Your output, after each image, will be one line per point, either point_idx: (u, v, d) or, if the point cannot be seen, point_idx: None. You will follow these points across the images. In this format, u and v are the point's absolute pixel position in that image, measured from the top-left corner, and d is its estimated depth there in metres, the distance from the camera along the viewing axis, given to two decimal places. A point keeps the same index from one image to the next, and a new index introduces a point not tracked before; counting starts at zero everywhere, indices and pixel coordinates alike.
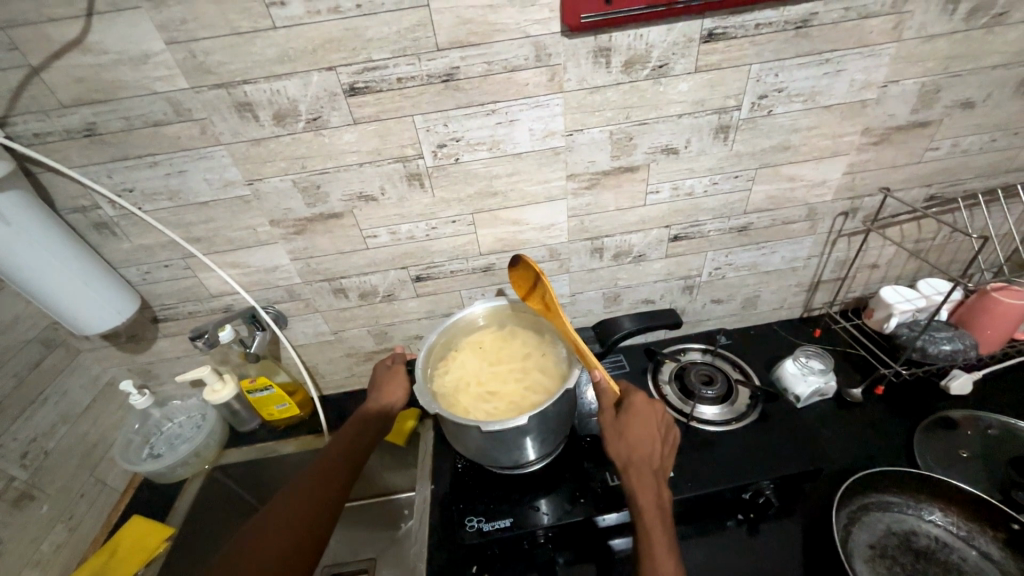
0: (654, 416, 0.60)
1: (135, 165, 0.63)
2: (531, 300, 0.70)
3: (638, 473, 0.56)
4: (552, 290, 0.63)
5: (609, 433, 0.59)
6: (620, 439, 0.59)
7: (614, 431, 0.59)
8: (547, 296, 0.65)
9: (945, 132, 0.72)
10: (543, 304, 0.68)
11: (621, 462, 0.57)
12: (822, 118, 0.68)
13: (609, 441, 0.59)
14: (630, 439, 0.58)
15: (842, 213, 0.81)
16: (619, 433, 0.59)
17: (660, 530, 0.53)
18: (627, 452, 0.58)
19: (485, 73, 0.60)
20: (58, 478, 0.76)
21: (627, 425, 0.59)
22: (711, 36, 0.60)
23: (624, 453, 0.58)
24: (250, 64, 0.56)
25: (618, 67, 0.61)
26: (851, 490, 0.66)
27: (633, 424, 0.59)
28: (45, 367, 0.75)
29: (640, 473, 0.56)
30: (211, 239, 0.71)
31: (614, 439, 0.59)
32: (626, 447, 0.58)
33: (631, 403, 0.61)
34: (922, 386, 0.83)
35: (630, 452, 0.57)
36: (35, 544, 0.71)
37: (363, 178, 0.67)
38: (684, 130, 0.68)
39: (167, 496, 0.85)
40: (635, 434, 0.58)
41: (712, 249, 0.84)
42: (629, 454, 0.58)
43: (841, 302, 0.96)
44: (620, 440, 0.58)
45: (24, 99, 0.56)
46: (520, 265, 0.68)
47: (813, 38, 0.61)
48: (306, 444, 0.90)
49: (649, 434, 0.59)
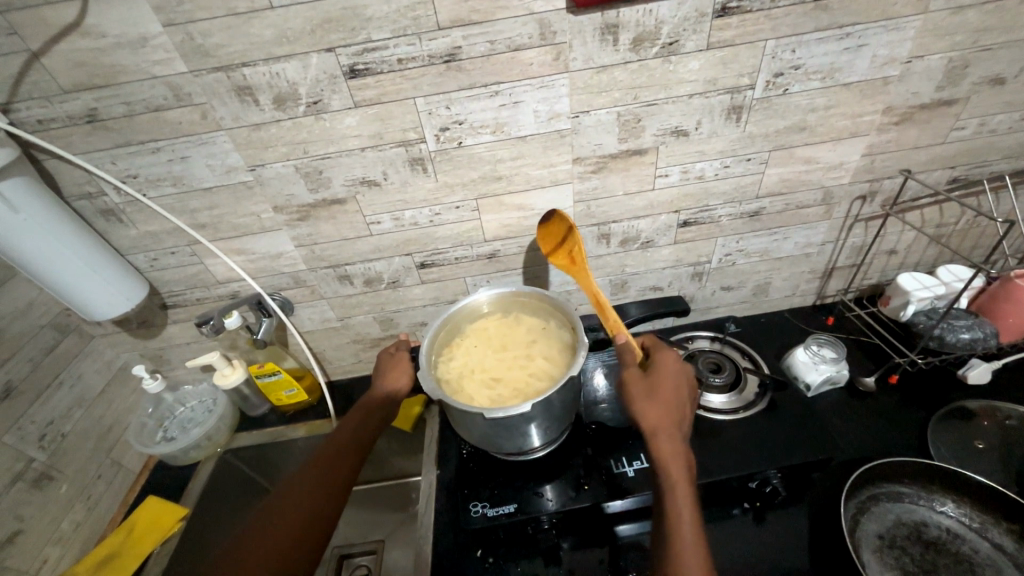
0: (682, 379, 0.59)
1: (138, 151, 0.63)
2: (556, 256, 0.73)
3: (666, 434, 0.54)
4: (581, 243, 0.67)
5: (637, 392, 0.58)
6: (648, 399, 0.57)
7: (643, 390, 0.58)
8: (574, 248, 0.69)
9: (971, 110, 0.69)
10: (567, 258, 0.71)
11: (648, 421, 0.55)
12: (840, 96, 0.65)
13: (636, 400, 0.57)
14: (659, 399, 0.56)
15: (859, 197, 0.78)
16: (646, 392, 0.57)
17: (685, 491, 0.50)
18: (655, 411, 0.55)
19: (488, 53, 0.58)
20: (74, 460, 0.78)
21: (654, 385, 0.58)
22: (724, 10, 0.57)
23: (651, 414, 0.55)
24: (249, 46, 0.55)
25: (626, 45, 0.59)
26: (861, 480, 0.65)
27: (661, 385, 0.58)
28: (60, 352, 0.77)
29: (667, 435, 0.53)
30: (216, 225, 0.71)
31: (642, 397, 0.57)
32: (655, 406, 0.56)
33: (656, 363, 0.61)
34: (938, 376, 0.81)
35: (659, 413, 0.55)
36: (55, 523, 0.74)
37: (366, 163, 0.66)
38: (695, 110, 0.65)
39: (181, 477, 0.87)
40: (663, 396, 0.57)
41: (722, 235, 0.82)
42: (656, 413, 0.55)
43: (855, 289, 0.94)
44: (648, 399, 0.57)
45: (26, 85, 0.56)
46: (554, 218, 0.72)
47: (833, 11, 0.58)
48: (315, 428, 0.91)
49: (676, 394, 0.57)
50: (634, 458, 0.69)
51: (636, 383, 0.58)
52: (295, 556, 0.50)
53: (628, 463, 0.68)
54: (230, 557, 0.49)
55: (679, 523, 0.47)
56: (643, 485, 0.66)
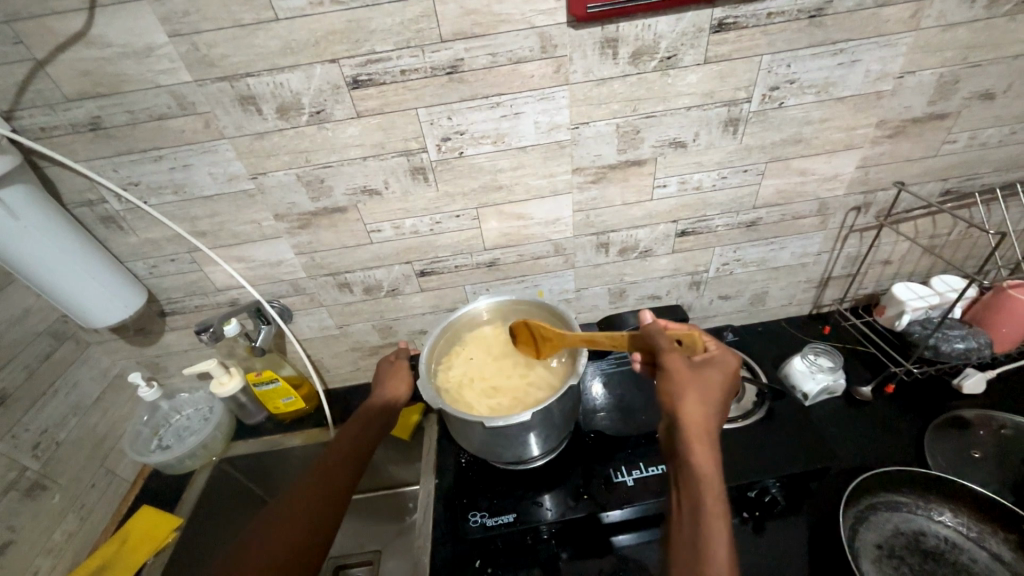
0: (724, 381, 0.52)
1: (140, 159, 0.63)
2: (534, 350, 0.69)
3: (702, 434, 0.47)
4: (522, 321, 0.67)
5: (678, 384, 0.50)
6: (687, 392, 0.50)
7: (681, 381, 0.51)
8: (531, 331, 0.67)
9: (962, 124, 0.70)
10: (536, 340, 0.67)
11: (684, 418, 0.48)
12: (835, 109, 0.67)
13: (676, 393, 0.50)
14: (700, 397, 0.50)
15: (854, 208, 0.79)
16: (685, 384, 0.50)
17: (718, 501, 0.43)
18: (694, 407, 0.48)
19: (489, 65, 0.59)
20: (68, 469, 0.77)
21: (697, 381, 0.51)
22: (721, 26, 0.58)
23: (693, 412, 0.48)
24: (253, 57, 0.55)
25: (625, 58, 0.60)
26: (860, 490, 0.65)
27: (702, 380, 0.51)
28: (55, 359, 0.76)
29: (702, 433, 0.47)
30: (217, 233, 0.72)
31: (682, 390, 0.50)
32: (695, 402, 0.49)
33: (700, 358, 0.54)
34: (933, 385, 0.82)
35: (698, 410, 0.48)
36: (47, 533, 0.72)
37: (367, 172, 0.67)
38: (693, 123, 0.66)
39: (176, 486, 0.87)
40: (704, 393, 0.50)
41: (719, 245, 0.83)
42: (695, 409, 0.48)
43: (851, 298, 0.94)
44: (687, 393, 0.50)
45: (30, 93, 0.56)
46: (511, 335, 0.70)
47: (827, 27, 0.59)
48: (312, 436, 0.91)
49: (716, 394, 0.51)
50: (633, 467, 0.69)
51: (673, 373, 0.51)
52: (296, 560, 0.50)
53: (628, 472, 0.68)
54: (231, 562, 0.49)
55: (709, 536, 0.40)
56: (643, 494, 0.66)
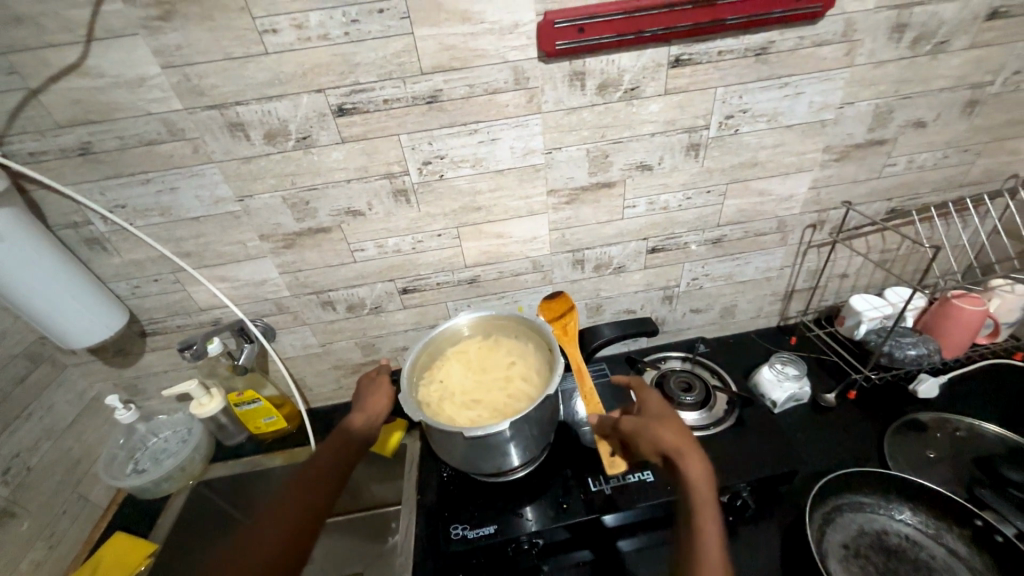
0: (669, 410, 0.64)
1: (127, 182, 0.64)
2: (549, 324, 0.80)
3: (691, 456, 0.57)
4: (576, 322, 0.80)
5: (643, 424, 0.62)
6: (663, 425, 0.60)
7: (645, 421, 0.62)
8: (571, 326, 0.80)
9: (900, 149, 0.77)
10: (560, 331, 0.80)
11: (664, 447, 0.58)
12: (785, 136, 0.73)
13: (647, 430, 0.61)
14: (662, 427, 0.60)
15: (810, 225, 0.86)
16: (659, 420, 0.62)
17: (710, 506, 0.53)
18: (671, 433, 0.59)
19: (467, 96, 0.63)
20: (39, 495, 0.75)
21: (655, 416, 0.63)
22: (678, 61, 0.64)
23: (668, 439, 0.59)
24: (243, 87, 0.59)
25: (592, 90, 0.65)
26: (824, 491, 0.69)
27: (663, 414, 0.63)
28: (30, 381, 0.76)
29: (683, 452, 0.57)
30: (202, 253, 0.73)
31: (648, 426, 0.61)
32: (664, 429, 0.60)
33: (646, 402, 0.66)
34: (891, 391, 0.86)
35: (680, 437, 0.59)
36: (14, 563, 0.70)
37: (351, 194, 0.70)
38: (657, 148, 0.72)
39: (152, 512, 0.85)
40: (677, 421, 0.61)
41: (688, 260, 0.88)
42: (674, 435, 0.59)
43: (814, 310, 1.00)
44: (665, 425, 0.60)
45: (20, 120, 0.58)
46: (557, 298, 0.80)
47: (772, 63, 0.66)
48: (294, 456, 0.91)
49: (672, 419, 0.62)
50: (612, 476, 0.71)
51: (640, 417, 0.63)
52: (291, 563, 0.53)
53: (606, 480, 0.70)
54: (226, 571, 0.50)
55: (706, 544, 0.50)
56: (620, 502, 0.68)
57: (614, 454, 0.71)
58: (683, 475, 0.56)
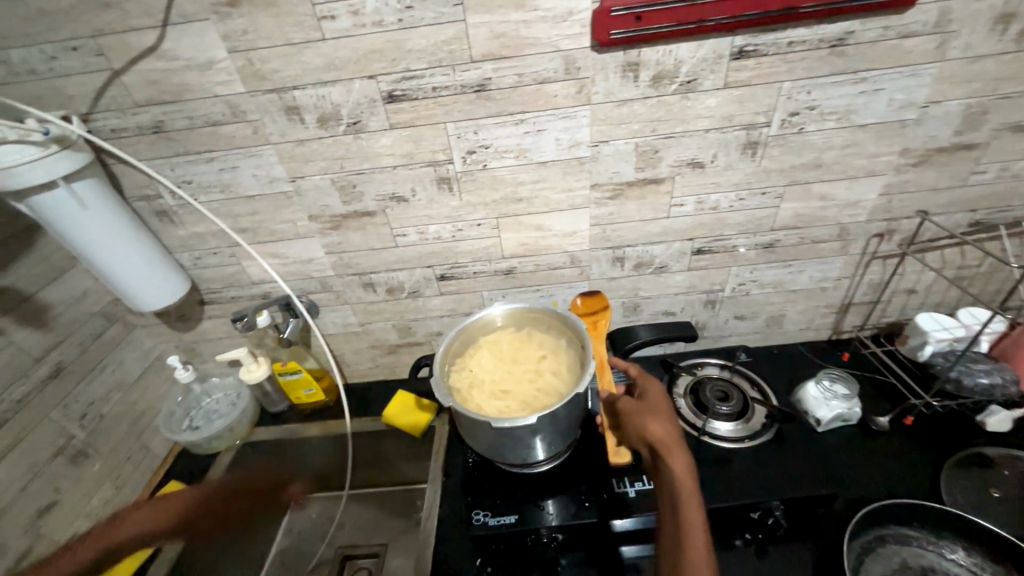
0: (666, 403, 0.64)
1: (193, 160, 0.69)
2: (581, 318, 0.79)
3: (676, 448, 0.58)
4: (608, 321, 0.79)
5: (638, 414, 0.62)
6: (654, 418, 0.61)
7: (640, 412, 0.63)
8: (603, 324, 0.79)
9: (992, 155, 0.69)
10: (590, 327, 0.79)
11: (654, 440, 0.59)
12: (857, 136, 0.67)
13: (641, 420, 0.62)
14: (655, 419, 0.61)
15: (877, 234, 0.79)
16: (652, 411, 0.63)
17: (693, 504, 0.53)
18: (663, 427, 0.60)
19: (516, 85, 0.62)
20: (109, 440, 0.84)
21: (651, 407, 0.63)
22: (741, 53, 0.60)
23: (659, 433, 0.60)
24: (301, 72, 0.61)
25: (646, 81, 0.62)
26: (867, 520, 0.64)
27: (658, 406, 0.64)
28: (105, 338, 0.84)
29: (672, 448, 0.58)
30: (256, 230, 0.77)
31: (643, 417, 0.62)
32: (657, 423, 0.60)
33: (646, 392, 0.67)
34: (955, 420, 0.79)
35: (669, 430, 0.60)
36: (86, 498, 0.79)
37: (396, 180, 0.71)
38: (711, 144, 0.68)
39: (202, 466, 0.92)
40: (671, 416, 0.62)
41: (736, 265, 0.83)
42: (665, 429, 0.60)
43: (872, 326, 0.93)
44: (655, 418, 0.61)
45: (104, 99, 0.63)
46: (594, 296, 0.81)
47: (848, 56, 0.60)
48: (330, 427, 0.95)
49: (666, 413, 0.62)
50: (636, 479, 0.70)
51: (634, 407, 0.64)
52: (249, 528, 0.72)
53: (630, 483, 0.69)
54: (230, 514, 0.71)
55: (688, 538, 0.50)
56: (643, 506, 0.67)
57: (618, 447, 0.69)
58: (670, 469, 0.56)
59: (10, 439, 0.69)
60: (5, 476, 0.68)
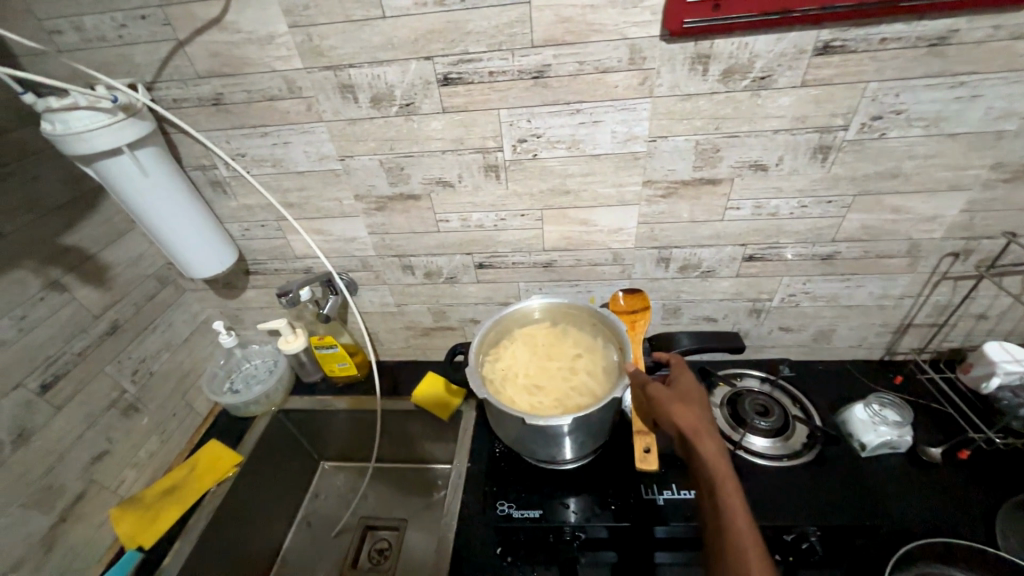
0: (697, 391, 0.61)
1: (249, 134, 0.69)
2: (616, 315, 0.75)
3: (707, 435, 0.55)
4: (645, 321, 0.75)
5: (667, 401, 0.59)
6: (683, 405, 0.58)
7: (669, 399, 0.59)
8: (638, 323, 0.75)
9: None
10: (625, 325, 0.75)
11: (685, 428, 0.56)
12: (944, 146, 0.61)
13: (672, 407, 0.58)
14: (684, 407, 0.58)
15: (951, 253, 0.73)
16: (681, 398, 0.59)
17: (736, 494, 0.50)
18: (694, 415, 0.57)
19: (576, 73, 0.59)
20: (157, 396, 0.88)
21: (681, 395, 0.60)
22: (826, 48, 0.55)
23: (690, 421, 0.56)
24: (358, 49, 0.60)
25: (715, 75, 0.58)
26: (910, 556, 0.61)
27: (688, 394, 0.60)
28: (157, 300, 0.88)
29: (705, 436, 0.54)
30: (303, 206, 0.78)
31: (672, 404, 0.58)
32: (688, 410, 0.57)
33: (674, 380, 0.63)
34: (1018, 460, 0.73)
35: (699, 417, 0.57)
36: (136, 448, 0.84)
37: (444, 165, 0.70)
38: (778, 147, 0.64)
39: (240, 427, 0.97)
40: (703, 405, 0.59)
41: (789, 275, 0.79)
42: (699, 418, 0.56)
43: (931, 350, 0.87)
44: (687, 405, 0.58)
45: (169, 68, 0.64)
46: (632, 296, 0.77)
47: (948, 57, 0.55)
48: (360, 403, 0.98)
49: (696, 401, 0.59)
50: (664, 487, 0.68)
51: (662, 392, 0.60)
52: None
53: (658, 491, 0.68)
54: None
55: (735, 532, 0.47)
56: (671, 515, 0.65)
57: (648, 451, 0.63)
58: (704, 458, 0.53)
59: (71, 390, 0.73)
60: (64, 424, 0.72)
